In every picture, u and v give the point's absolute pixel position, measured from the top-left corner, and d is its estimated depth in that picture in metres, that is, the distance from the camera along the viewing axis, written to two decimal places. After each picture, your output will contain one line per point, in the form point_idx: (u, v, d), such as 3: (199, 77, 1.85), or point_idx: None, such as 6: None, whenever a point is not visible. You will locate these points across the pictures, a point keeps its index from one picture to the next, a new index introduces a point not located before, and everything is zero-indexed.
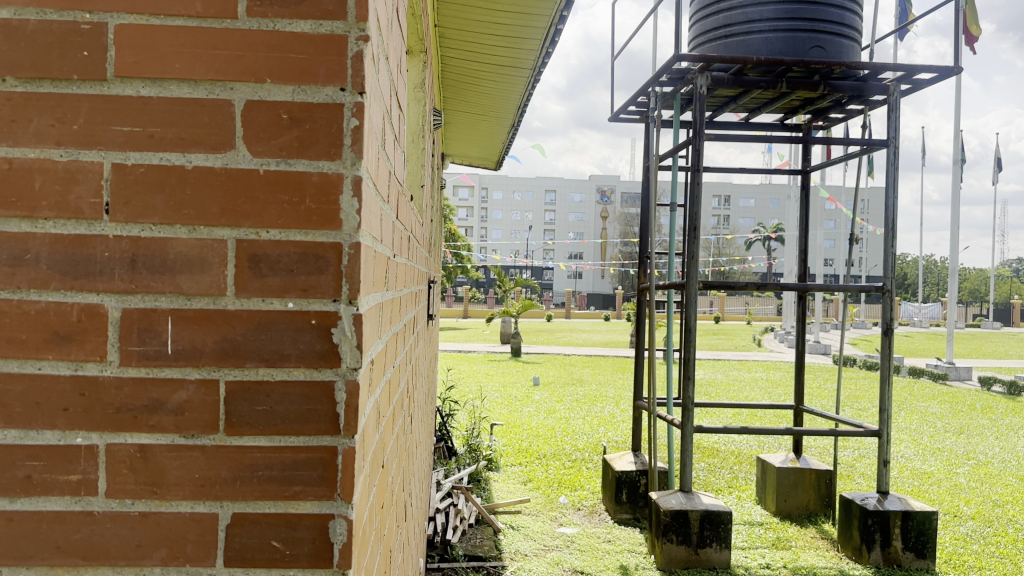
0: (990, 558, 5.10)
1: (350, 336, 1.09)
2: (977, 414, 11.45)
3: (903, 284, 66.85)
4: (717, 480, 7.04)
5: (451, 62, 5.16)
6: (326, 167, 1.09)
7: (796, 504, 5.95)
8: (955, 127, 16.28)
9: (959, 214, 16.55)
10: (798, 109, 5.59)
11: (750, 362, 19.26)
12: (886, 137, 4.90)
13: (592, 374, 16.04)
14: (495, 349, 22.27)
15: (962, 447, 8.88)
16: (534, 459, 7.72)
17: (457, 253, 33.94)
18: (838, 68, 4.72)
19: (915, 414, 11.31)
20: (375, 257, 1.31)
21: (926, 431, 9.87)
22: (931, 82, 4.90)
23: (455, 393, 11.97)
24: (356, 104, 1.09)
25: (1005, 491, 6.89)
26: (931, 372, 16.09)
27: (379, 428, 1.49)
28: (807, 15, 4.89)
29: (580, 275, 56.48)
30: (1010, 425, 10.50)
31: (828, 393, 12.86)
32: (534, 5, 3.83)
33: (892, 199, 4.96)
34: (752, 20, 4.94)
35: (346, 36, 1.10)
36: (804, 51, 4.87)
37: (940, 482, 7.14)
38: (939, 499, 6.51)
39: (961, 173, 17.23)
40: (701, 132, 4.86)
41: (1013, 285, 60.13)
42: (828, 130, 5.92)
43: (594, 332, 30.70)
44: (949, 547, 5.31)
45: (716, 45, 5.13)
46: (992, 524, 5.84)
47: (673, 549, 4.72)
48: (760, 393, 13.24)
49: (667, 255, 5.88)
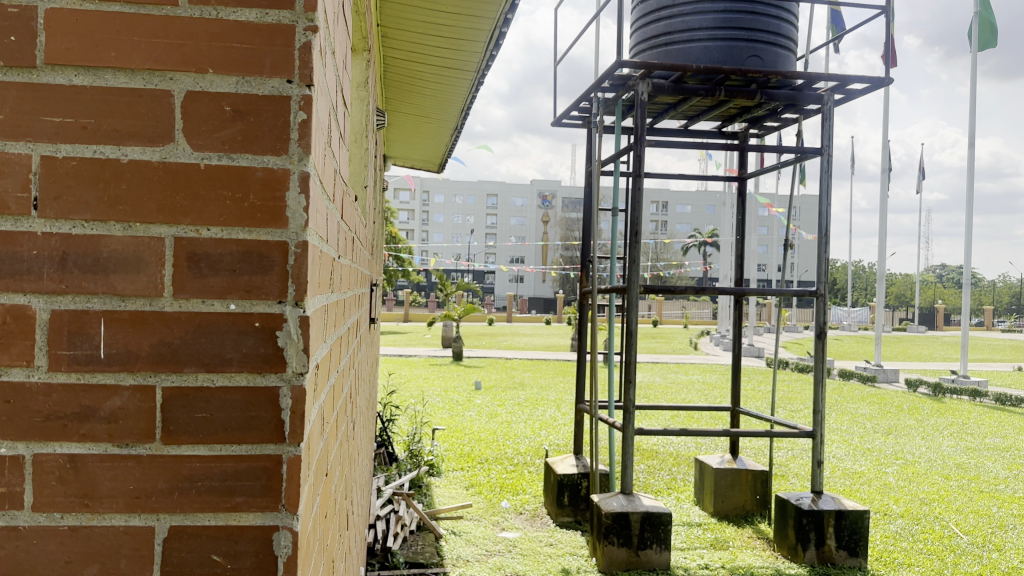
0: (919, 555, 5.30)
1: (296, 339, 1.05)
2: (904, 415, 11.92)
3: (834, 289, 69.28)
4: (656, 482, 7.14)
5: (393, 62, 5.10)
6: (271, 162, 1.04)
7: (733, 504, 6.07)
8: (883, 138, 16.94)
9: (887, 220, 17.22)
10: (735, 117, 5.73)
11: (687, 365, 19.67)
12: (820, 145, 5.05)
13: (533, 377, 16.09)
14: (435, 353, 22.09)
15: (891, 448, 9.21)
16: (476, 463, 7.68)
17: (398, 255, 33.66)
18: (774, 77, 4.85)
19: (845, 414, 11.73)
20: (320, 256, 1.28)
21: (856, 432, 10.24)
22: (863, 93, 5.06)
23: (396, 398, 11.83)
24: (304, 96, 1.05)
25: (931, 489, 7.19)
26: (860, 374, 16.69)
27: (323, 435, 1.44)
28: (745, 25, 5.01)
29: (521, 279, 56.65)
30: (935, 426, 10.97)
31: (762, 395, 13.23)
32: (478, 7, 3.82)
33: (825, 206, 5.11)
34: (691, 29, 5.04)
35: (294, 26, 1.06)
36: (742, 60, 4.99)
37: (870, 481, 7.40)
38: (870, 498, 6.74)
39: (888, 181, 17.90)
40: (642, 137, 4.93)
41: (934, 292, 63.05)
42: (763, 138, 6.07)
43: (535, 335, 30.87)
44: (881, 545, 5.50)
45: (658, 52, 5.19)
46: (920, 522, 6.07)
47: (613, 552, 4.75)
48: (697, 395, 13.53)
49: (610, 259, 5.87)
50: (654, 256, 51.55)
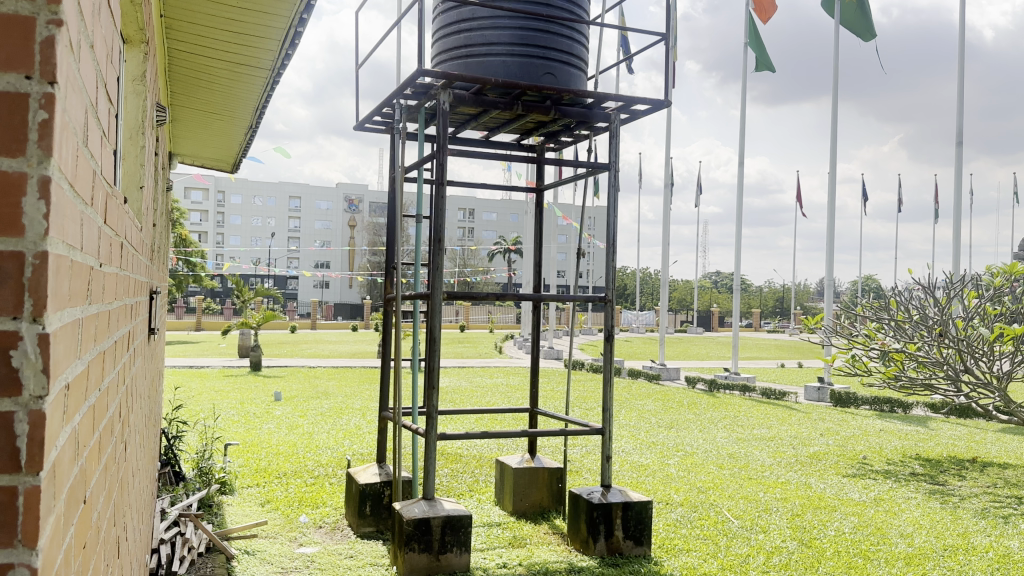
0: (697, 540, 5.81)
1: (34, 360, 0.95)
2: (683, 409, 13.05)
3: (626, 294, 74.32)
4: (459, 485, 7.25)
5: (179, 55, 4.78)
6: (7, 165, 0.94)
7: (531, 502, 6.32)
8: (665, 155, 18.48)
9: (669, 230, 18.81)
10: (532, 131, 5.98)
11: (491, 369, 20.18)
12: (608, 161, 5.40)
13: (336, 386, 15.71)
14: (231, 363, 20.88)
15: (673, 440, 10.04)
16: (273, 478, 7.35)
17: (190, 259, 31.43)
18: (566, 95, 5.12)
19: (633, 411, 12.62)
20: (70, 267, 1.17)
21: (643, 427, 11.06)
22: (646, 114, 5.48)
23: (185, 413, 11.03)
24: (46, 95, 0.96)
25: (706, 477, 7.91)
26: (647, 373, 18.06)
27: (76, 460, 1.31)
28: (540, 43, 5.25)
29: (326, 284, 55.14)
30: (709, 418, 12.11)
31: (559, 395, 13.89)
32: (272, 5, 3.70)
33: (612, 219, 5.47)
34: (490, 43, 5.19)
35: (35, 18, 0.96)
36: (537, 77, 5.23)
37: (654, 473, 8.01)
38: (654, 489, 7.29)
39: (670, 195, 19.55)
40: (444, 147, 5.00)
41: (711, 296, 69.65)
42: (558, 152, 6.38)
43: (339, 342, 30.16)
44: (663, 533, 5.97)
45: (458, 64, 5.29)
46: (698, 509, 6.66)
47: (415, 558, 4.76)
48: (500, 397, 13.92)
49: (413, 266, 5.88)
50: (461, 262, 52.39)
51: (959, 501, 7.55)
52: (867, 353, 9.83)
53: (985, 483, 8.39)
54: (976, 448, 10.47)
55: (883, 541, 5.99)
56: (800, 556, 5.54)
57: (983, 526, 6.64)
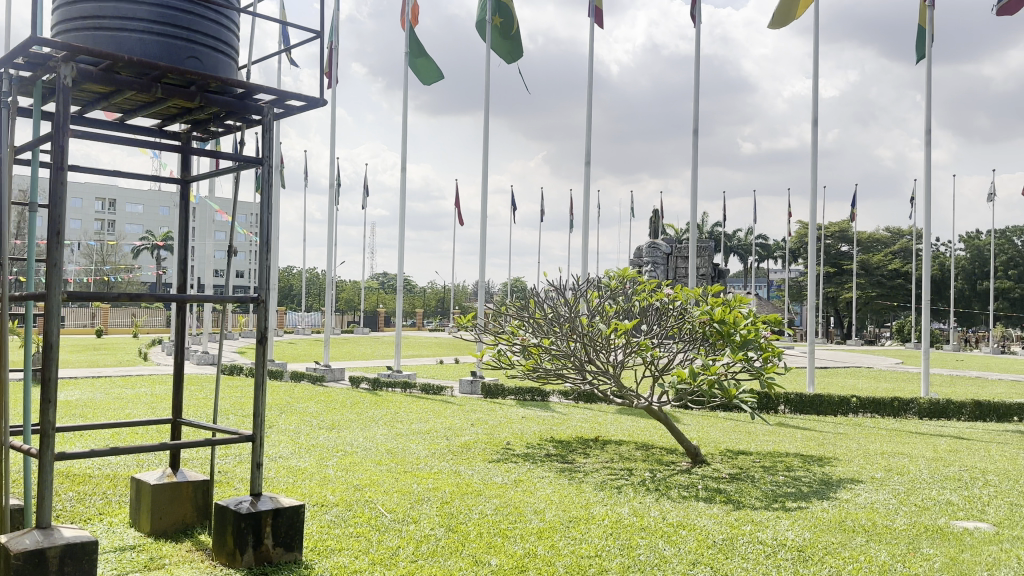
0: (349, 539, 5.87)
1: None
2: (346, 409, 13.13)
3: (293, 296, 72.64)
4: (86, 509, 6.42)
5: None
6: None
7: (173, 519, 5.83)
8: (331, 156, 18.46)
9: (334, 231, 18.83)
10: (177, 117, 5.51)
11: (134, 378, 18.25)
12: (261, 156, 5.18)
13: None
14: None
15: (333, 441, 10.02)
16: None
17: None
18: (214, 82, 4.81)
19: (294, 414, 12.34)
20: None
21: (303, 430, 10.87)
22: (301, 110, 5.37)
23: None
24: None
25: (363, 475, 8.03)
26: (310, 375, 17.85)
27: None
28: (183, 24, 4.86)
29: None
30: (371, 417, 12.34)
31: (213, 402, 13.06)
32: None
33: (265, 216, 5.27)
34: (123, 18, 4.69)
35: None
36: (179, 60, 4.83)
37: (311, 475, 7.91)
38: (309, 492, 7.19)
39: (335, 197, 19.57)
40: (64, 127, 4.38)
41: (378, 297, 71.16)
42: (208, 143, 5.98)
43: None
44: (315, 535, 5.92)
45: (84, 35, 4.68)
46: (352, 508, 6.72)
47: None
48: (144, 408, 12.65)
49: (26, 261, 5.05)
50: (102, 259, 46.65)
51: (584, 477, 8.67)
52: (511, 349, 10.82)
53: (604, 459, 9.75)
54: (598, 429, 12.13)
55: (520, 519, 6.63)
56: (446, 542, 5.90)
57: (600, 496, 7.70)
